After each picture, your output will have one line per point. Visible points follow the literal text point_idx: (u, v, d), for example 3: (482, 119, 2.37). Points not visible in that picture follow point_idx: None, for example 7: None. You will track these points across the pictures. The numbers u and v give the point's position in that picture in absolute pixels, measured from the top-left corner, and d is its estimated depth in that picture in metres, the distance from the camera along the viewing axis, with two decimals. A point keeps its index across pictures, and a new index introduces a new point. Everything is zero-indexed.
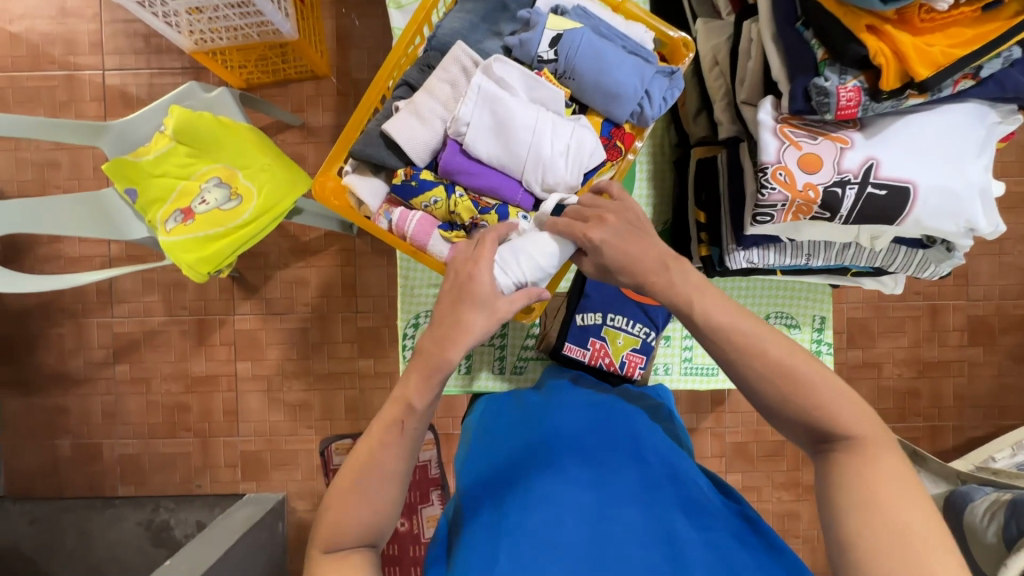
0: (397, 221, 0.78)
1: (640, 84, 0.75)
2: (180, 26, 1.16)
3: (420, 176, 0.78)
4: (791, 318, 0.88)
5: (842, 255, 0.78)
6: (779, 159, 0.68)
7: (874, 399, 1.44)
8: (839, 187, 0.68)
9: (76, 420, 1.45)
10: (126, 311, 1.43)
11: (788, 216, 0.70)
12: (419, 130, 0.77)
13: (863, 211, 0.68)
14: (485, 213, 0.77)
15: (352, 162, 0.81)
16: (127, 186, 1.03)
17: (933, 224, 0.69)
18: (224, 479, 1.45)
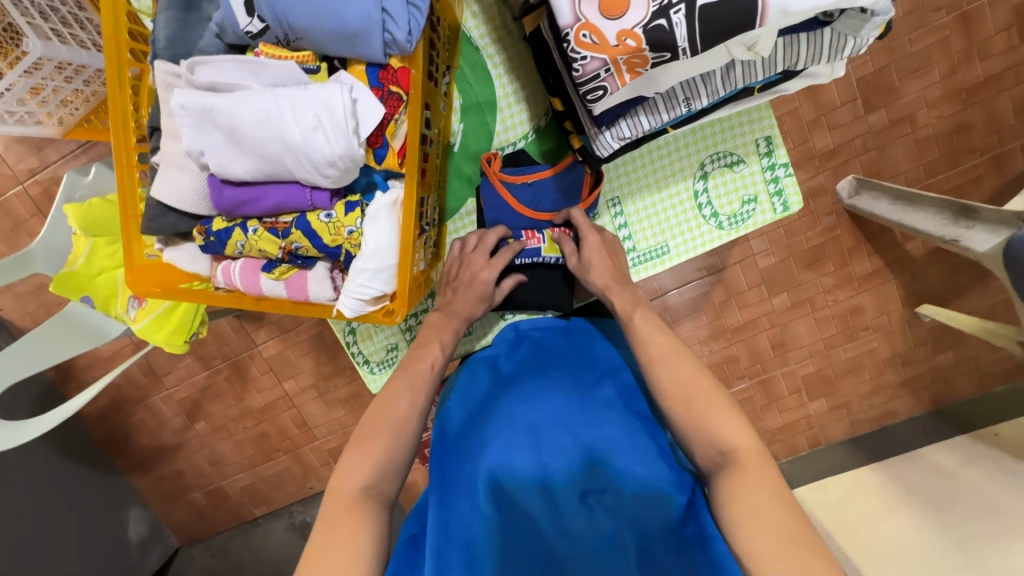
0: (227, 280, 0.84)
1: (371, 7, 0.68)
2: (36, 115, 1.06)
3: (214, 229, 0.82)
4: (731, 155, 0.89)
5: (732, 78, 0.67)
6: (578, 18, 0.59)
7: (915, 156, 1.24)
8: (661, 17, 0.57)
9: (194, 475, 1.67)
10: (175, 380, 1.56)
11: (624, 77, 0.62)
12: (182, 177, 0.79)
13: (705, 31, 0.57)
14: (289, 234, 0.79)
15: (160, 240, 0.87)
16: (80, 294, 1.05)
17: (809, 3, 0.54)
18: (327, 475, 1.63)
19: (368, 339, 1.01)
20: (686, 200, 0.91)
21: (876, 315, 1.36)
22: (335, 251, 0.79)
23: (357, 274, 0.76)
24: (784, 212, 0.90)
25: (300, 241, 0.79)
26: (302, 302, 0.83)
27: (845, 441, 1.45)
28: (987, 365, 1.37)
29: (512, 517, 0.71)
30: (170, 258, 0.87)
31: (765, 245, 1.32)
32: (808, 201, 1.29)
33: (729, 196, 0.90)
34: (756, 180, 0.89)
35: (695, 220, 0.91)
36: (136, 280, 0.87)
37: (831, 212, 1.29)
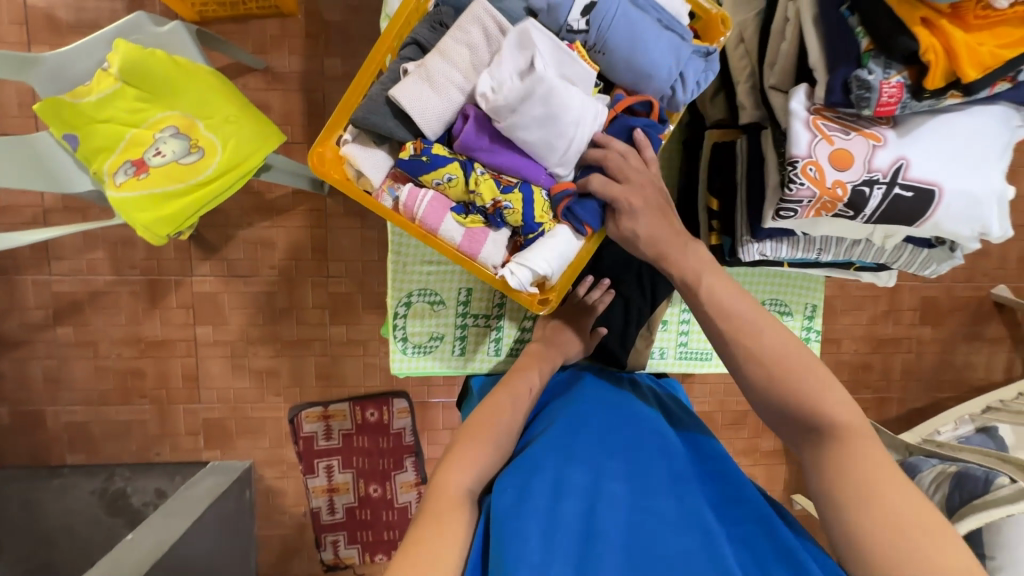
0: (405, 202, 0.72)
1: (676, 65, 0.70)
2: None
3: (433, 150, 0.70)
4: (784, 306, 0.91)
5: (851, 250, 0.80)
6: (811, 154, 0.65)
7: (831, 372, 1.53)
8: (866, 186, 0.66)
9: (14, 385, 1.33)
10: (67, 269, 1.30)
11: (811, 212, 0.68)
12: (432, 99, 0.69)
13: (886, 212, 0.68)
14: (509, 192, 0.71)
15: (353, 130, 0.73)
16: (65, 131, 0.90)
17: (950, 229, 0.69)
18: (185, 447, 1.39)
19: (416, 317, 0.86)
20: None
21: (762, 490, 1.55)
22: (535, 228, 0.72)
23: (546, 251, 0.71)
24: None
25: (515, 206, 0.71)
26: (465, 258, 0.74)
27: None
28: None
29: (578, 506, 0.62)
30: (349, 153, 0.73)
31: (705, 393, 1.49)
32: None
33: (769, 337, 0.92)
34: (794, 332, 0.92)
35: None
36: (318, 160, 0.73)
37: None
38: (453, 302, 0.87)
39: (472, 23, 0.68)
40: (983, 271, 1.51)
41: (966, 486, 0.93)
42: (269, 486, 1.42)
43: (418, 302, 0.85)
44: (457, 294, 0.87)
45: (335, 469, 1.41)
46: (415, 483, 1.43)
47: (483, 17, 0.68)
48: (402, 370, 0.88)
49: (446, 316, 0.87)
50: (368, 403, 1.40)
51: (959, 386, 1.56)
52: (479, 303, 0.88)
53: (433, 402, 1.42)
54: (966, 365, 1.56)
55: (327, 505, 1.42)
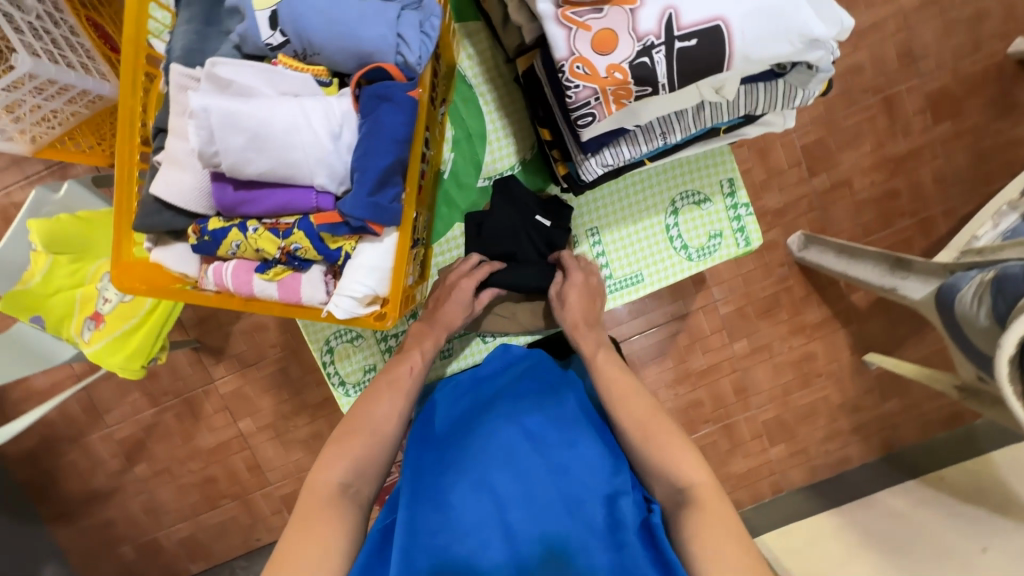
0: (216, 280, 0.79)
1: (388, 30, 0.70)
2: (8, 131, 1.03)
3: (209, 228, 0.78)
4: (699, 194, 0.93)
5: (701, 117, 0.73)
6: (572, 51, 0.62)
7: (854, 216, 1.37)
8: (646, 55, 0.61)
9: (126, 525, 1.52)
10: (118, 416, 1.45)
11: (611, 107, 0.65)
12: (185, 179, 0.76)
13: (682, 71, 0.62)
14: (289, 235, 0.74)
15: (150, 238, 0.82)
16: (30, 314, 0.97)
17: (769, 52, 0.61)
18: (277, 525, 1.52)
19: (342, 359, 0.95)
20: (659, 235, 0.94)
21: (828, 363, 1.44)
22: (333, 255, 0.76)
23: (356, 271, 0.74)
24: (746, 248, 0.95)
25: (302, 243, 0.74)
26: (292, 305, 0.79)
27: (805, 487, 1.48)
28: (929, 413, 1.46)
29: (468, 543, 0.69)
30: (157, 258, 0.82)
31: (725, 292, 1.40)
32: (763, 253, 1.38)
33: (699, 232, 0.94)
34: (722, 217, 0.94)
35: (668, 255, 0.94)
36: (121, 277, 0.81)
37: (783, 264, 1.39)
38: (370, 332, 0.95)
39: (183, 93, 0.76)
40: (986, 35, 1.30)
41: (1007, 291, 0.80)
42: None
43: (338, 344, 0.94)
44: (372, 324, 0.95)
45: None
46: None
47: (187, 85, 0.75)
48: (353, 410, 0.95)
49: (369, 347, 0.95)
50: None
51: (1011, 170, 1.35)
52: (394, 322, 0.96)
53: None
54: (1012, 145, 1.34)
55: None
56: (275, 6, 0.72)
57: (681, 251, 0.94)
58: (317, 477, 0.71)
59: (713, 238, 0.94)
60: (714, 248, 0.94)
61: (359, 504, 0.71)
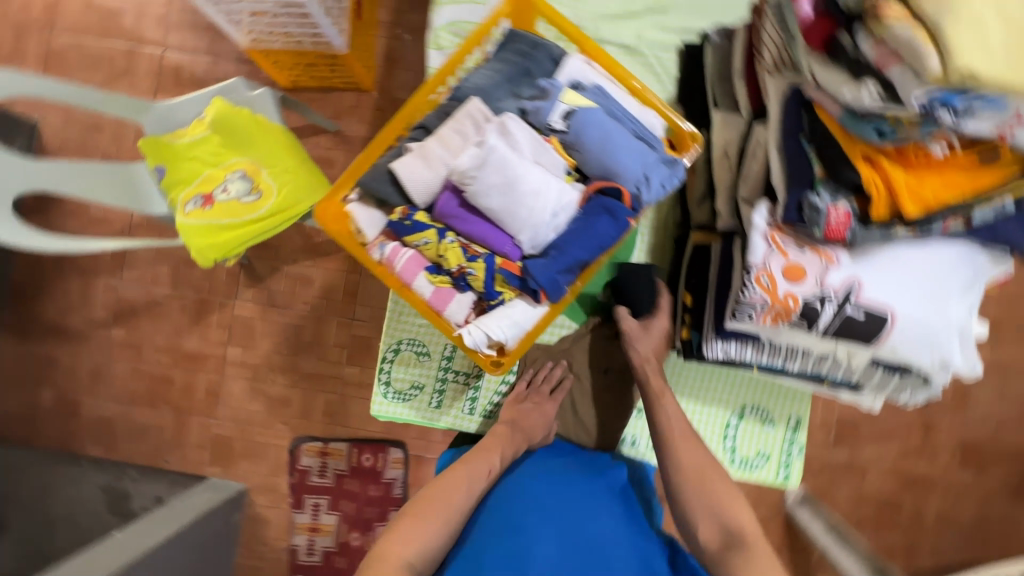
0: (387, 256, 0.84)
1: (641, 168, 0.82)
2: (241, 24, 1.22)
3: (416, 217, 0.83)
4: (768, 414, 1.00)
5: (819, 365, 0.82)
6: (765, 264, 0.71)
7: (853, 503, 1.40)
8: (819, 302, 0.71)
9: (64, 373, 1.48)
10: (134, 278, 1.48)
11: (767, 318, 0.73)
12: (424, 171, 0.82)
13: (839, 328, 0.72)
14: (473, 261, 0.82)
15: (357, 192, 0.87)
16: (157, 164, 1.07)
17: (909, 354, 0.73)
18: (192, 459, 1.46)
19: (402, 365, 1.00)
20: (715, 427, 1.00)
21: None
22: (493, 295, 0.83)
23: (499, 317, 0.81)
24: (782, 482, 1.00)
25: (477, 272, 0.82)
26: (433, 311, 0.85)
27: None
28: None
29: None
30: (352, 210, 0.86)
31: None
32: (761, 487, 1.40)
33: (751, 445, 1.00)
34: (776, 444, 1.00)
35: (715, 450, 1.00)
36: (322, 210, 0.84)
37: (773, 508, 1.40)
38: (437, 356, 1.00)
39: (467, 119, 0.84)
40: None
41: None
42: (257, 513, 1.44)
43: (406, 350, 0.99)
44: (443, 351, 1.00)
45: (321, 508, 1.43)
46: None
47: (475, 115, 0.84)
48: (380, 412, 0.99)
49: (428, 367, 1.00)
50: (366, 446, 1.44)
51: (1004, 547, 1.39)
52: (461, 360, 1.00)
53: (429, 458, 1.43)
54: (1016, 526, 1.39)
55: (306, 545, 1.43)
56: (576, 107, 0.84)
57: (728, 453, 0.99)
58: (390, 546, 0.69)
59: (758, 458, 1.00)
60: (754, 466, 1.00)
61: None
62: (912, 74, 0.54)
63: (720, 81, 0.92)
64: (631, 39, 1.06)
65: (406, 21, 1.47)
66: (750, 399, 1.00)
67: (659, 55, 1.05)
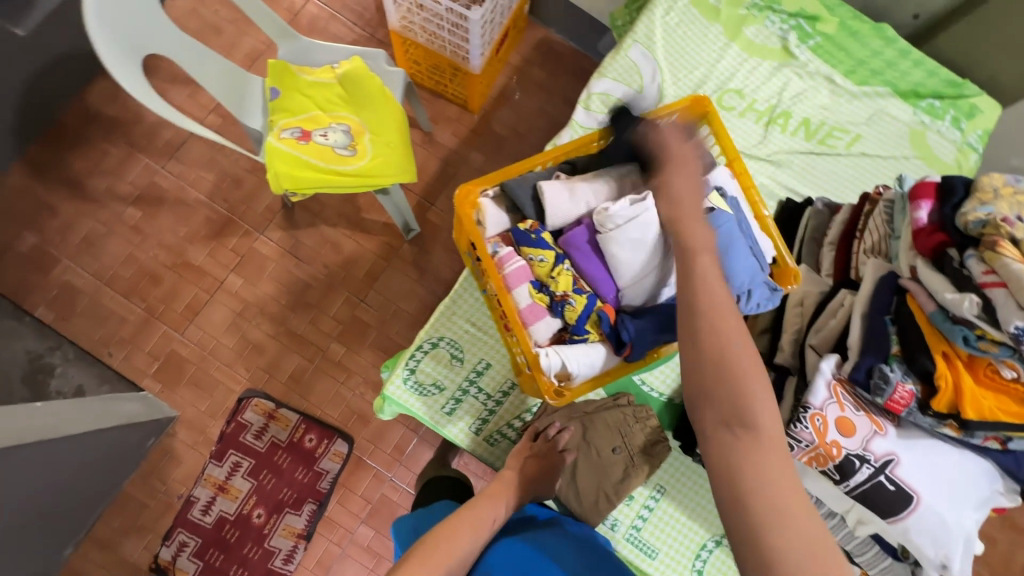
0: (499, 256, 0.84)
1: (747, 282, 0.80)
2: (400, 8, 1.30)
3: (542, 235, 0.83)
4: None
5: (823, 519, 0.87)
6: (822, 407, 0.77)
7: None
8: (858, 459, 0.77)
9: (57, 227, 1.42)
10: (176, 172, 1.46)
11: (805, 457, 0.78)
12: (564, 200, 0.83)
13: (867, 491, 0.77)
14: (578, 293, 0.81)
15: (496, 191, 0.89)
16: (275, 85, 1.11)
17: (917, 541, 0.77)
18: (136, 365, 1.38)
19: (431, 359, 0.95)
20: (690, 545, 0.93)
21: None
22: (581, 331, 0.82)
23: (580, 352, 0.80)
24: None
25: (576, 305, 0.81)
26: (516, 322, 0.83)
27: None
28: None
29: None
30: (484, 204, 0.87)
31: None
32: None
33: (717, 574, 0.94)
34: None
35: (681, 567, 0.93)
36: (464, 191, 0.87)
37: None
38: (469, 366, 0.95)
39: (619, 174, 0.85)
40: None
41: None
42: (173, 447, 1.34)
43: (442, 348, 0.95)
44: (477, 363, 0.96)
45: (240, 470, 1.34)
46: (298, 534, 1.32)
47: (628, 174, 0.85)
48: (392, 395, 0.93)
49: (456, 373, 0.95)
50: (315, 427, 1.38)
51: None
52: (490, 380, 0.95)
53: (370, 465, 1.37)
54: None
55: (205, 502, 1.32)
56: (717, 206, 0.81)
57: (693, 574, 0.93)
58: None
59: None
60: None
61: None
62: (1016, 303, 0.65)
63: (811, 241, 0.98)
64: None
65: (529, 72, 1.60)
66: None
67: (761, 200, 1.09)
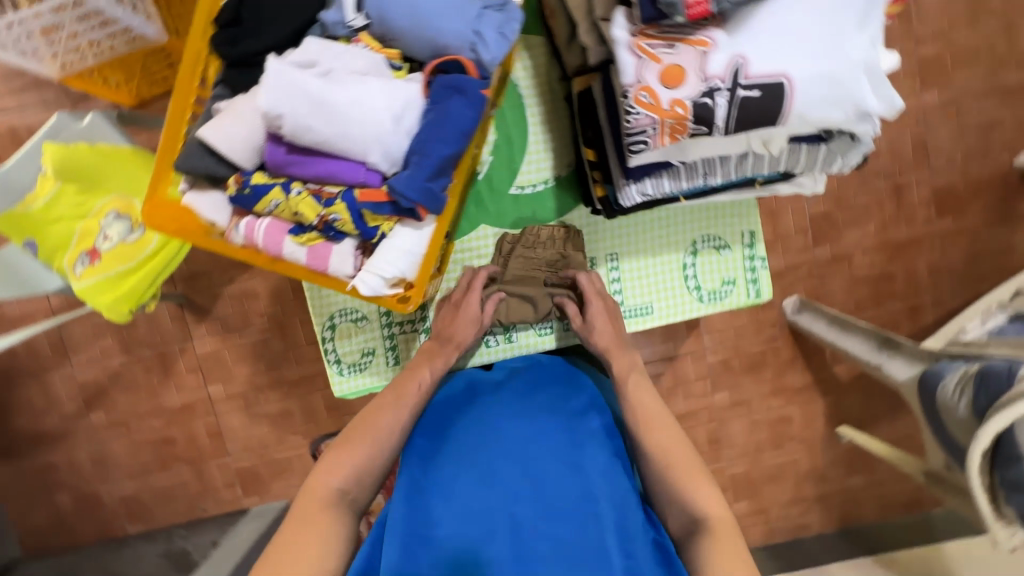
0: (246, 235, 0.77)
1: (466, 25, 0.72)
2: (39, 53, 1.03)
3: (252, 182, 0.76)
4: (721, 240, 0.96)
5: (742, 168, 0.75)
6: (639, 79, 0.64)
7: (849, 291, 1.41)
8: (708, 97, 0.63)
9: (69, 472, 1.46)
10: (85, 359, 1.41)
11: (664, 139, 0.66)
12: (236, 132, 0.74)
13: (739, 118, 0.64)
14: (330, 205, 0.73)
15: (187, 179, 0.80)
16: (25, 238, 0.96)
17: (822, 117, 0.64)
18: (227, 499, 1.47)
19: (343, 338, 0.94)
20: (672, 270, 0.96)
21: (802, 428, 1.46)
22: (370, 232, 0.75)
23: (387, 252, 0.74)
24: (755, 299, 0.98)
25: (341, 215, 0.73)
26: (318, 274, 0.77)
27: (761, 548, 1.48)
28: (889, 494, 1.49)
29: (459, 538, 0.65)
30: (190, 201, 0.80)
31: (715, 342, 1.42)
32: (758, 312, 1.41)
33: (713, 276, 0.96)
34: (738, 266, 0.97)
35: (676, 290, 0.96)
36: (151, 212, 0.79)
37: (776, 325, 1.42)
38: (375, 315, 0.94)
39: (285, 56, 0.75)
40: (998, 144, 1.37)
41: (988, 385, 0.84)
42: None
43: (341, 321, 0.93)
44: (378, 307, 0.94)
45: None
46: None
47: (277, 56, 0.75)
48: (343, 392, 0.95)
49: (371, 330, 0.94)
50: None
51: (1001, 274, 1.41)
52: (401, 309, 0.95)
53: None
54: (1006, 250, 1.41)
55: None
56: None
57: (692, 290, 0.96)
58: (318, 479, 0.70)
59: (725, 285, 0.96)
60: (723, 295, 0.97)
61: (354, 513, 0.69)
62: None
63: None
64: None
65: None
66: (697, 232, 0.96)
67: None
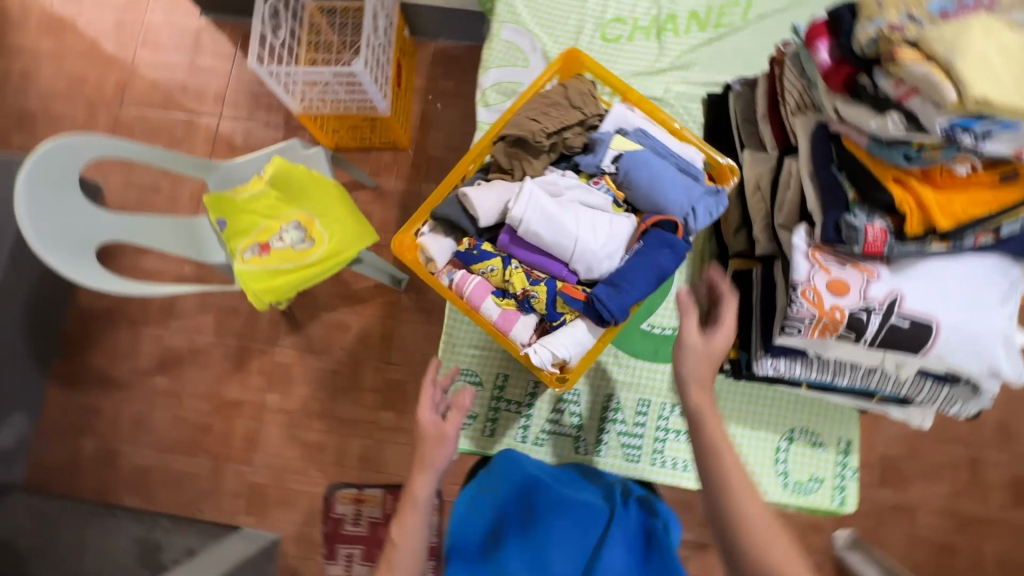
0: (457, 282, 0.93)
1: (687, 201, 0.90)
2: (295, 93, 1.31)
3: (482, 247, 0.92)
4: (817, 436, 1.01)
5: (868, 377, 0.87)
6: (809, 279, 0.79)
7: (907, 548, 1.34)
8: (864, 313, 0.78)
9: (107, 422, 1.52)
10: (180, 327, 1.54)
11: (815, 332, 0.79)
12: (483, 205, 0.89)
13: (886, 337, 0.78)
14: (536, 285, 0.89)
15: (429, 225, 0.97)
16: (219, 216, 1.14)
17: (957, 362, 0.78)
18: (226, 508, 1.46)
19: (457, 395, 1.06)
20: (768, 448, 1.01)
21: None
22: (556, 316, 0.90)
23: (564, 337, 0.86)
24: (838, 506, 1.00)
25: (541, 295, 0.89)
26: (498, 331, 0.92)
27: None
28: None
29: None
30: (423, 241, 0.95)
31: None
32: (806, 533, 1.36)
33: (803, 469, 1.00)
34: (829, 468, 1.01)
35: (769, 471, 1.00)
36: (398, 245, 0.97)
37: (821, 553, 1.35)
38: (490, 386, 1.06)
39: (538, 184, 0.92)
40: None
41: None
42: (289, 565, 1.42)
43: (462, 381, 1.06)
44: (496, 380, 1.06)
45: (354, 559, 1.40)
46: None
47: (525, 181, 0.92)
48: None
49: (483, 398, 1.06)
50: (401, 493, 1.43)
51: None
52: (514, 390, 1.06)
53: None
54: None
55: None
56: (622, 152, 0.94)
57: (782, 476, 1.00)
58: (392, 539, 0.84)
59: (813, 481, 0.99)
60: (809, 490, 1.00)
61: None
62: (931, 104, 0.63)
63: (746, 124, 1.03)
64: (659, 92, 1.15)
65: (439, 86, 1.61)
66: (798, 421, 1.02)
67: (687, 105, 1.15)
